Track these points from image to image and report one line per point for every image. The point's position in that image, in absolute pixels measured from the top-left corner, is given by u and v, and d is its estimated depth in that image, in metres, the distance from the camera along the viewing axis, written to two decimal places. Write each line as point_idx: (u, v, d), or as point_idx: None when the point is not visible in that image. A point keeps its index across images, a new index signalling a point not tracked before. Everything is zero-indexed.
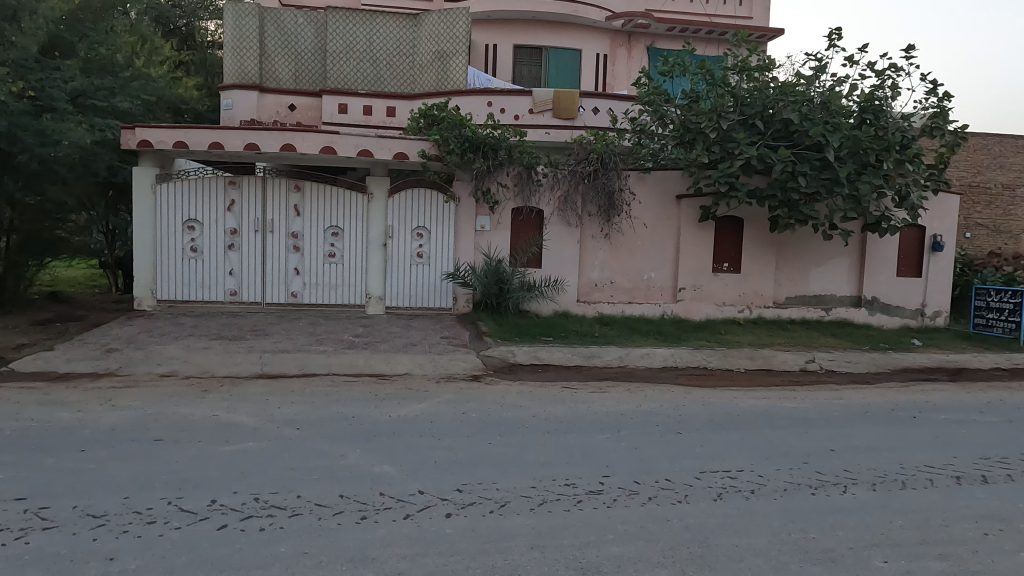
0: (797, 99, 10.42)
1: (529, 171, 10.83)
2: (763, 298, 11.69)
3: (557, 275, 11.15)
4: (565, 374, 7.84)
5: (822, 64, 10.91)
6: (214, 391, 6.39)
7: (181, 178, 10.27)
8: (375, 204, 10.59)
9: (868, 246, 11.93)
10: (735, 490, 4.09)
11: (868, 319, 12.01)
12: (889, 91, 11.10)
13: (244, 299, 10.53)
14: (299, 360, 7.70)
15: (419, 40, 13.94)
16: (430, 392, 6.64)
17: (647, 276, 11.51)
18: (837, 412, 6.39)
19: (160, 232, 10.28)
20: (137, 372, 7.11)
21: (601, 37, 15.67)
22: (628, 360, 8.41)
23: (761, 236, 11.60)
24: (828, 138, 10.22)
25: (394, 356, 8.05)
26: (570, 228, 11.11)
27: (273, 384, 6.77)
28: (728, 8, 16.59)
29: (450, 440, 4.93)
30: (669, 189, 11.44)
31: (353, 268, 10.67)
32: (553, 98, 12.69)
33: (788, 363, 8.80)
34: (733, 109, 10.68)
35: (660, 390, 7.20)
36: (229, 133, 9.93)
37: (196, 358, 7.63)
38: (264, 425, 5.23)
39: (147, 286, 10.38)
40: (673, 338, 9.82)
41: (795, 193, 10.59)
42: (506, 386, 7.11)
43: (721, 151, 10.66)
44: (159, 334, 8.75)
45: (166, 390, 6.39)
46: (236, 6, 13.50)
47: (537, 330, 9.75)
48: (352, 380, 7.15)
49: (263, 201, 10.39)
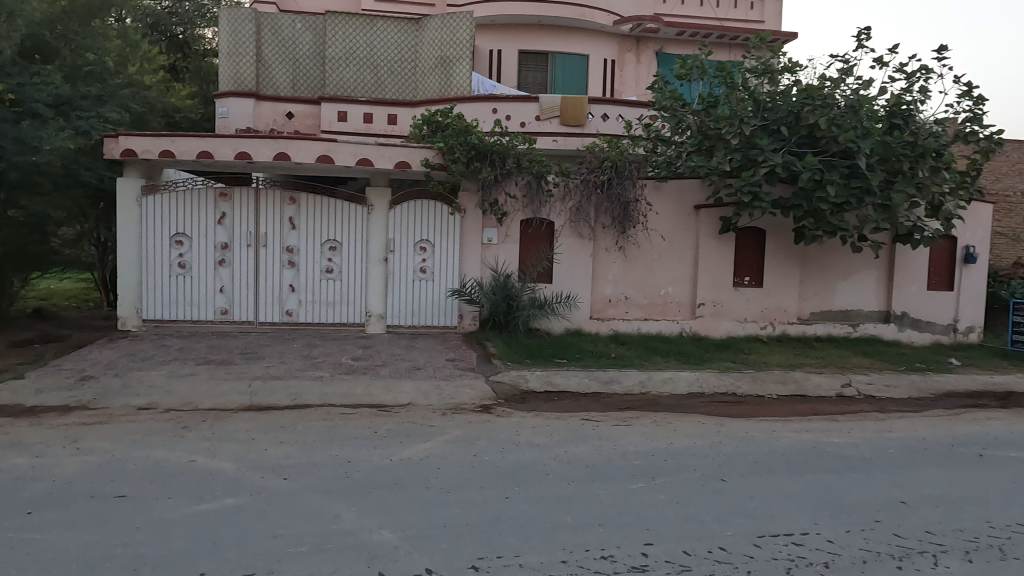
0: (824, 104, 9.77)
1: (540, 180, 10.16)
2: (788, 314, 11.01)
3: (569, 291, 10.48)
4: (582, 404, 7.17)
5: (849, 66, 10.29)
6: (195, 428, 5.71)
7: (169, 189, 9.63)
8: (375, 217, 9.97)
9: (898, 257, 11.26)
10: (805, 564, 3.43)
11: (898, 335, 11.32)
12: (920, 94, 10.48)
13: (236, 318, 9.86)
14: (291, 389, 7.04)
15: (422, 45, 13.36)
16: (436, 427, 5.94)
17: (664, 291, 10.85)
18: (893, 450, 5.70)
19: (146, 247, 9.63)
20: (112, 406, 6.42)
21: (609, 42, 15.11)
22: (651, 387, 7.75)
23: (786, 248, 10.91)
24: (857, 145, 9.58)
25: (396, 383, 7.38)
26: (583, 241, 10.45)
27: (262, 419, 6.09)
28: (739, 12, 16.03)
29: (461, 493, 4.26)
30: (687, 198, 10.78)
31: (352, 284, 10.01)
32: (561, 105, 12.14)
33: (824, 388, 8.12)
34: (754, 114, 10.08)
35: (690, 422, 6.49)
36: (219, 141, 9.27)
37: (180, 388, 6.96)
38: (246, 474, 4.55)
39: (133, 305, 9.72)
40: (697, 359, 9.15)
41: (823, 203, 9.91)
42: (520, 418, 6.42)
43: (743, 157, 10.04)
44: (142, 358, 8.08)
45: (141, 427, 5.71)
46: (232, 10, 12.97)
47: (549, 351, 9.06)
48: (350, 412, 6.46)
49: (256, 213, 9.76)
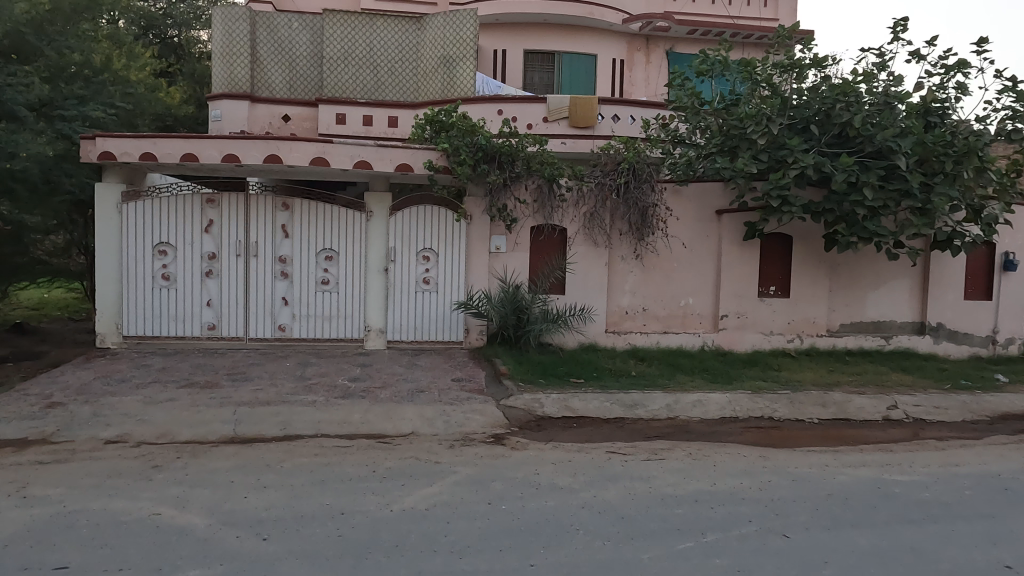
0: (858, 101, 9.09)
1: (551, 184, 9.44)
2: (817, 326, 10.27)
3: (582, 303, 9.74)
4: (604, 432, 6.42)
5: (882, 60, 9.61)
6: (165, 468, 4.97)
7: (152, 195, 8.93)
8: (374, 224, 9.26)
9: (934, 265, 10.50)
10: None
11: (933, 348, 10.58)
12: (958, 91, 9.76)
13: (224, 334, 9.14)
14: (280, 417, 6.30)
15: (424, 45, 12.68)
16: (444, 464, 5.21)
17: (684, 302, 10.12)
18: (971, 490, 4.94)
19: (126, 258, 8.91)
20: (77, 439, 5.68)
21: (618, 42, 14.41)
22: (679, 411, 7.02)
23: (814, 255, 10.18)
24: (895, 144, 8.86)
25: (397, 409, 6.65)
26: (598, 248, 9.72)
27: (245, 455, 5.35)
28: (753, 10, 15.14)
29: (476, 560, 3.55)
30: (709, 202, 10.05)
31: (350, 296, 9.29)
32: (571, 105, 11.42)
33: (868, 411, 7.36)
34: (781, 113, 9.40)
35: (729, 454, 5.76)
36: (205, 143, 8.54)
37: (155, 417, 6.22)
38: (218, 533, 3.82)
39: (112, 320, 8.99)
40: (724, 377, 8.41)
41: (859, 206, 9.17)
42: (539, 451, 5.67)
43: (770, 159, 9.34)
44: (119, 381, 7.35)
45: (105, 467, 4.98)
46: (226, 9, 12.29)
47: (564, 369, 8.30)
48: (346, 445, 5.71)
49: (246, 220, 9.05)
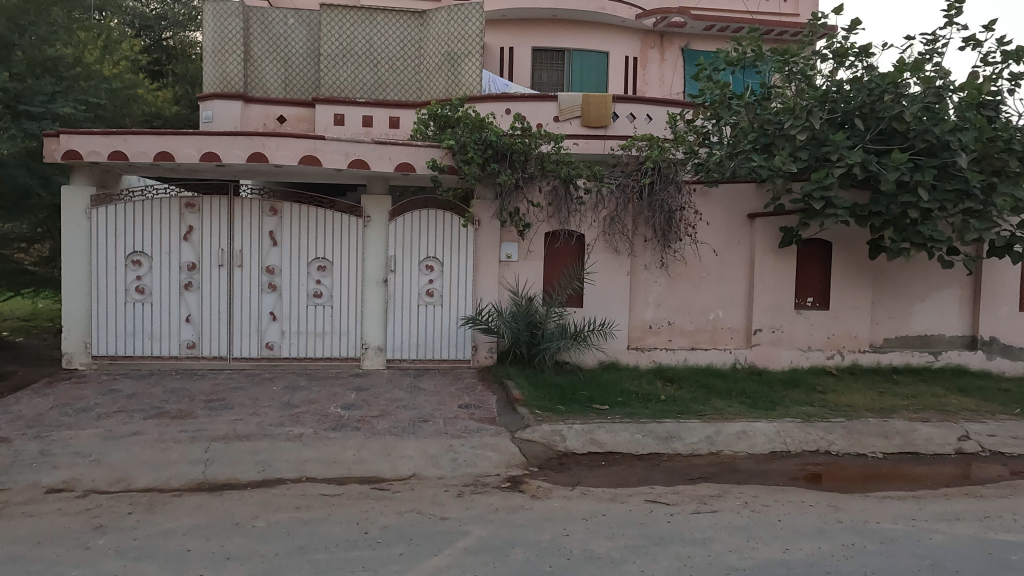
0: (908, 92, 8.15)
1: (568, 185, 8.50)
2: (859, 341, 9.30)
3: (601, 317, 8.81)
4: (638, 473, 5.48)
5: (932, 45, 8.69)
6: (110, 530, 4.04)
7: (125, 199, 8.05)
8: (371, 230, 8.34)
9: (987, 274, 9.51)
10: None
11: (986, 365, 9.56)
12: (1014, 80, 8.82)
13: (204, 352, 8.23)
14: (259, 456, 5.38)
15: (426, 40, 11.77)
16: (452, 521, 4.27)
17: (713, 315, 9.18)
18: None
19: (95, 269, 8.02)
20: (14, 487, 4.77)
21: (630, 38, 13.53)
22: (722, 445, 6.06)
23: (857, 264, 9.22)
24: (953, 139, 7.88)
25: (394, 445, 5.70)
26: (619, 256, 8.80)
27: (211, 510, 4.42)
28: (773, 4, 14.06)
29: None
30: (741, 204, 9.11)
31: (345, 311, 8.38)
32: (583, 103, 10.55)
33: (938, 443, 6.40)
34: (823, 106, 8.45)
35: (793, 504, 4.80)
36: (183, 140, 7.63)
37: (112, 457, 5.29)
38: None
39: (80, 338, 8.09)
40: (767, 401, 7.45)
41: (912, 208, 8.19)
42: (565, 501, 4.71)
43: (811, 156, 8.38)
44: (80, 410, 6.43)
45: (37, 529, 4.05)
46: (218, 3, 11.46)
47: (585, 394, 7.35)
48: (334, 494, 4.77)
49: (230, 226, 8.16)
